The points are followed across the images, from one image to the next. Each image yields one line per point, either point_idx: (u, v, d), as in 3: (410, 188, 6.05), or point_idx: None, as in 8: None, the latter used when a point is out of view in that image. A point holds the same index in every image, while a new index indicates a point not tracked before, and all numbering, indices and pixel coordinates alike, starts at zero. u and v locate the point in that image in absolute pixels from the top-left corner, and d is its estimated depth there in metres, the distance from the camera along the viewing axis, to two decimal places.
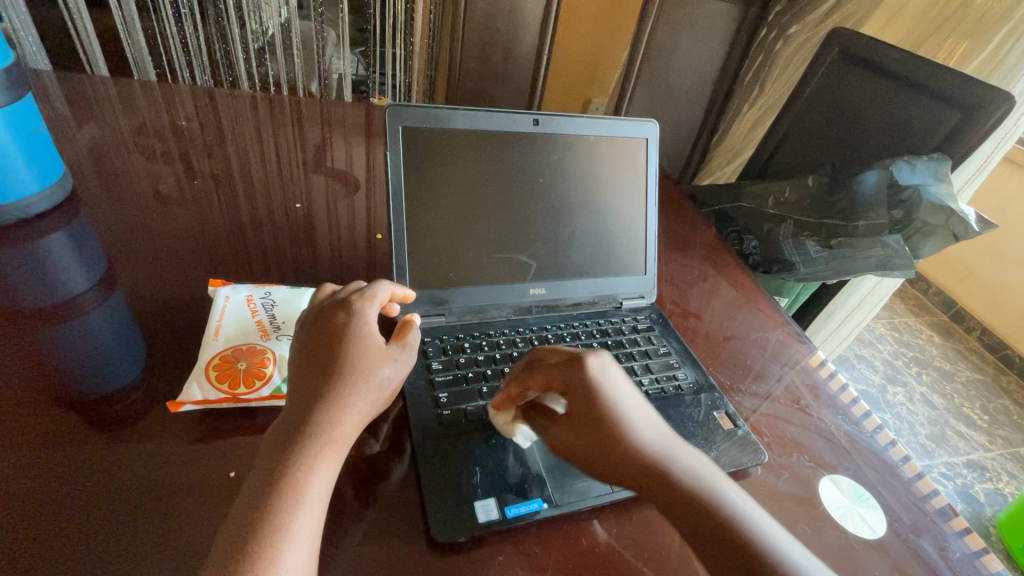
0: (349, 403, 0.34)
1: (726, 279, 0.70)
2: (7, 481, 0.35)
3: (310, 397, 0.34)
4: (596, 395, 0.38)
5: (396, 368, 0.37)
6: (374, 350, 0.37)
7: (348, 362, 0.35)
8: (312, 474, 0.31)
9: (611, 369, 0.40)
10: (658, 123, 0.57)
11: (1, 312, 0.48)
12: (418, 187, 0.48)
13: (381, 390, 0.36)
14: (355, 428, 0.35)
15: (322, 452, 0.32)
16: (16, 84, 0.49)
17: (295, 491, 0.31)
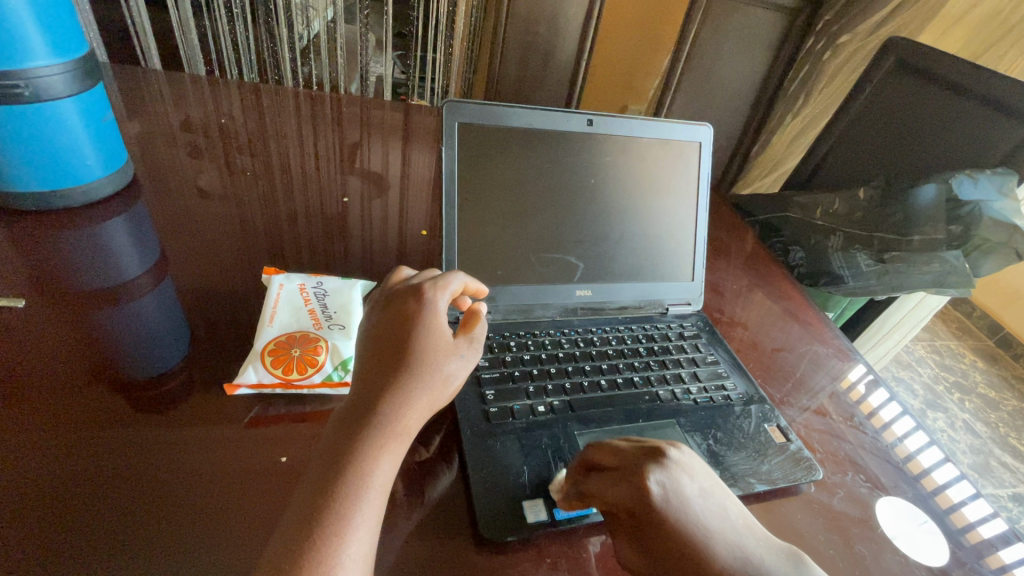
0: (415, 396, 0.34)
1: (771, 290, 0.68)
2: (67, 457, 0.37)
3: (378, 386, 0.34)
4: (666, 519, 0.32)
5: (461, 364, 0.37)
6: (441, 342, 0.36)
7: (418, 354, 0.35)
8: (377, 467, 0.31)
9: (677, 479, 0.34)
10: (712, 127, 0.56)
11: (62, 293, 0.50)
12: (470, 183, 0.48)
13: (446, 385, 0.36)
14: (418, 423, 0.34)
15: (387, 444, 0.32)
16: (88, 73, 0.51)
17: (358, 483, 0.30)
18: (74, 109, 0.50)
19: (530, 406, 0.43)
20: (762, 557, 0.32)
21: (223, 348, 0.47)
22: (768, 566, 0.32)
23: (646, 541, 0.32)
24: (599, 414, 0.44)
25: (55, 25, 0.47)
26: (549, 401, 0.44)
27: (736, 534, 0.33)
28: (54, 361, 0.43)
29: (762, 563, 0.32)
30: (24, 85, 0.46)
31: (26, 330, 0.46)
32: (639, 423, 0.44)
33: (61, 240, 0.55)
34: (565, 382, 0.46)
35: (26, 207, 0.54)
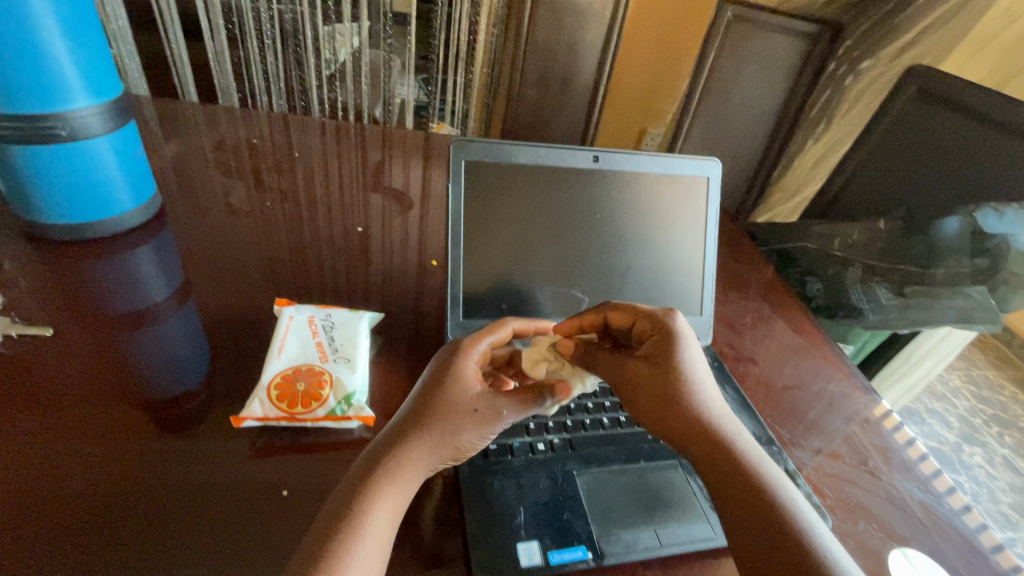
0: (424, 453, 0.36)
1: (786, 323, 0.67)
2: (88, 479, 0.39)
3: (399, 439, 0.36)
4: (671, 347, 0.41)
5: (477, 423, 0.38)
6: (467, 406, 0.38)
7: (441, 414, 0.37)
8: (373, 513, 0.33)
9: (688, 333, 0.43)
10: (721, 162, 0.56)
11: (92, 317, 0.53)
12: (476, 218, 0.49)
13: (455, 440, 0.37)
14: (421, 474, 0.36)
15: (389, 495, 0.34)
16: (122, 112, 0.54)
17: (355, 529, 0.32)
18: (107, 146, 0.53)
19: (530, 444, 0.43)
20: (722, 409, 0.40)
21: (237, 374, 0.49)
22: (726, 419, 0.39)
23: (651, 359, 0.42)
24: (600, 453, 0.44)
25: (91, 70, 0.50)
26: (549, 438, 0.44)
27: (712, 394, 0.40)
28: (78, 386, 0.46)
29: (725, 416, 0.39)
30: (61, 126, 0.49)
31: (55, 354, 0.48)
32: (641, 463, 0.44)
33: (91, 266, 0.58)
34: (566, 419, 0.46)
35: (60, 237, 0.57)
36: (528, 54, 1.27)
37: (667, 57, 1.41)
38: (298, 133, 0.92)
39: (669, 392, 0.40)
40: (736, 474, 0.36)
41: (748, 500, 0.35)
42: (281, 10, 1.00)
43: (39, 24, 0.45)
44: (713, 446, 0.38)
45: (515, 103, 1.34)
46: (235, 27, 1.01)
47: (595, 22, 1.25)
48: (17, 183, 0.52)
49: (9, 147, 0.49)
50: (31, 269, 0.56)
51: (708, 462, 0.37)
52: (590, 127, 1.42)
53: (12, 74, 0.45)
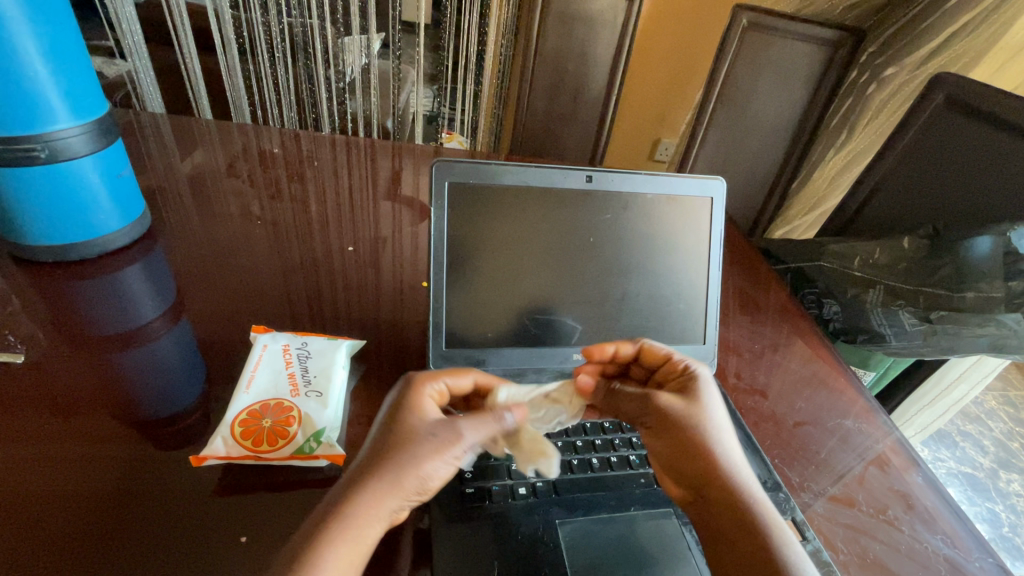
0: (380, 491, 0.32)
1: (799, 350, 0.62)
2: (60, 511, 0.37)
3: (352, 478, 0.33)
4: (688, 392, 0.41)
5: (434, 447, 0.35)
6: (422, 436, 0.35)
7: (395, 447, 0.34)
8: (324, 562, 0.30)
9: (709, 381, 0.42)
10: (725, 180, 0.53)
11: (77, 338, 0.52)
12: (460, 243, 0.46)
13: (412, 471, 0.34)
14: (380, 514, 0.32)
15: (336, 540, 0.30)
16: (106, 132, 0.54)
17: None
18: (90, 166, 0.53)
19: (510, 488, 0.40)
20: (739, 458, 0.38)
21: (212, 404, 0.47)
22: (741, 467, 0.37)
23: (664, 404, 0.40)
24: (586, 499, 0.40)
25: (71, 91, 0.49)
26: (532, 481, 0.41)
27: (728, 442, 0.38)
28: (55, 409, 0.44)
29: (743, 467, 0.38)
30: (41, 148, 0.49)
31: (36, 375, 0.47)
32: (630, 511, 0.40)
33: (84, 286, 0.57)
34: None
35: (45, 258, 0.56)
36: (537, 64, 1.24)
37: (681, 65, 1.37)
38: (300, 145, 0.91)
39: (687, 442, 0.38)
40: (745, 524, 0.35)
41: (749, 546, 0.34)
42: (292, 23, 0.95)
43: (17, 46, 0.44)
44: (722, 495, 0.36)
45: (525, 113, 1.32)
46: (246, 41, 0.96)
47: (606, 31, 1.22)
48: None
49: None
50: (24, 290, 0.55)
51: (719, 513, 0.36)
52: (601, 137, 1.39)
53: None
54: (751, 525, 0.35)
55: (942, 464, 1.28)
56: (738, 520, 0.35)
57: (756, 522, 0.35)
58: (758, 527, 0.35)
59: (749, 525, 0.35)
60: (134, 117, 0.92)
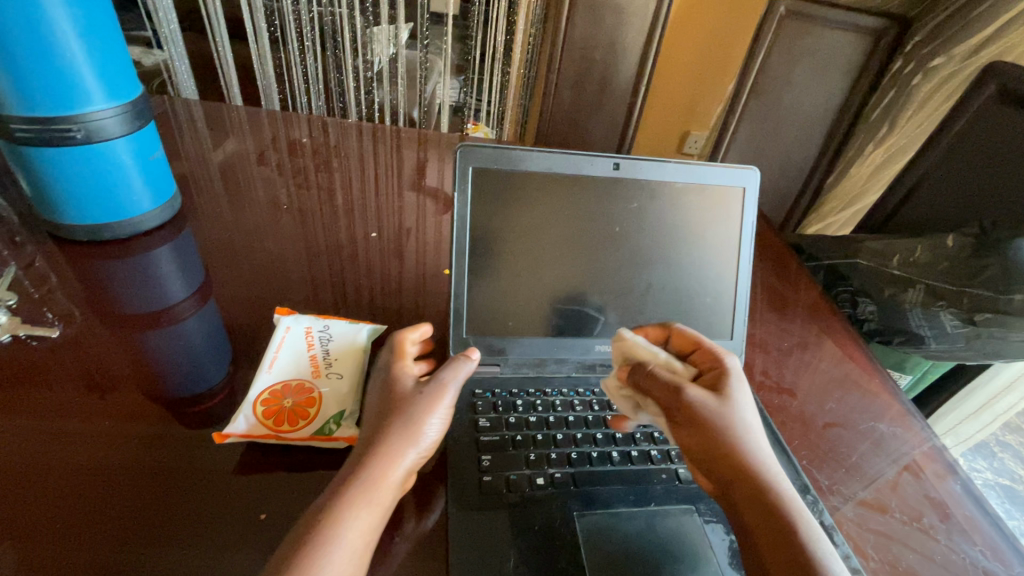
0: (395, 450, 0.34)
1: (831, 350, 0.60)
2: (91, 479, 0.38)
3: (364, 445, 0.35)
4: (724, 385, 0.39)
5: (428, 399, 0.38)
6: (415, 395, 0.38)
7: (397, 409, 0.37)
8: (347, 519, 0.31)
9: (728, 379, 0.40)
10: (759, 170, 0.51)
11: (112, 315, 0.53)
12: (482, 229, 0.46)
13: (417, 424, 0.36)
14: (396, 477, 0.34)
15: (360, 499, 0.32)
16: (139, 114, 0.55)
17: (325, 540, 0.30)
18: (124, 148, 0.54)
19: (528, 478, 0.39)
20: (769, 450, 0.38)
21: (237, 384, 0.47)
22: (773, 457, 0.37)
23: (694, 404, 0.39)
24: (606, 492, 0.39)
25: (107, 73, 0.50)
26: (551, 472, 0.40)
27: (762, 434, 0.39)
28: (89, 382, 0.46)
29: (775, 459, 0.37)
30: (77, 129, 0.50)
31: (70, 351, 0.49)
32: (651, 507, 0.39)
33: (117, 266, 0.59)
34: (571, 451, 0.41)
35: (80, 237, 0.58)
36: (565, 53, 1.22)
37: (714, 55, 1.33)
38: (325, 133, 0.91)
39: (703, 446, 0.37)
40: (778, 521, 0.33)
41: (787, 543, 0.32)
42: (322, 12, 0.95)
43: (55, 27, 0.45)
44: (755, 488, 0.35)
45: (551, 105, 1.30)
46: (278, 30, 0.97)
47: (637, 20, 1.19)
48: (36, 184, 0.53)
49: (27, 149, 0.50)
50: (61, 269, 0.57)
51: (755, 506, 0.34)
52: (628, 129, 1.37)
53: (30, 81, 0.47)
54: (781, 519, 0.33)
55: (977, 475, 1.23)
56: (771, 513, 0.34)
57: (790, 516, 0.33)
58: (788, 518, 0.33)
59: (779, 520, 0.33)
60: (167, 105, 0.93)
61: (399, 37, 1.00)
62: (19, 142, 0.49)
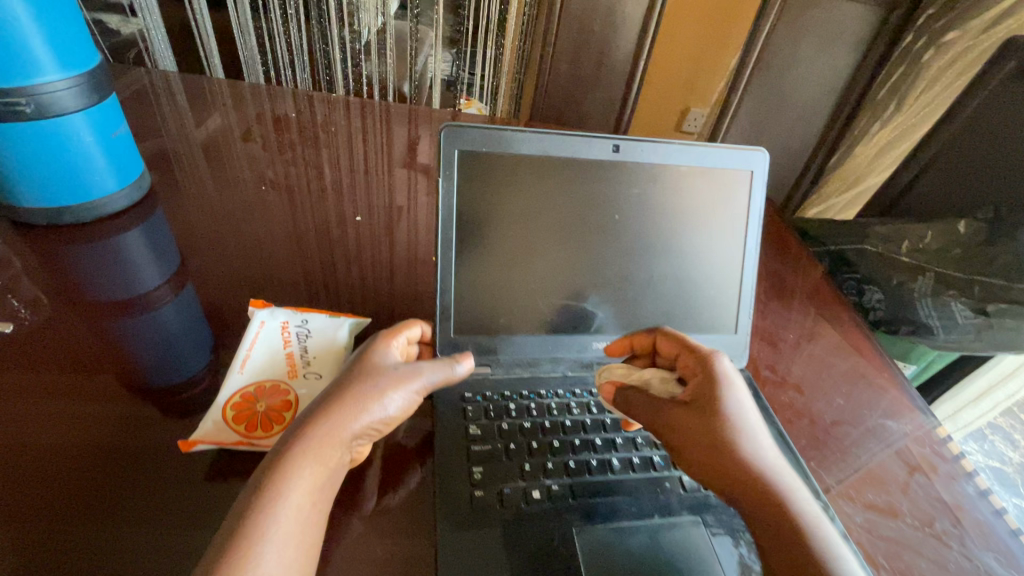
0: (350, 413, 0.33)
1: (838, 343, 0.57)
2: (56, 475, 0.35)
3: (318, 405, 0.33)
4: (722, 392, 0.38)
5: (397, 377, 0.36)
6: (382, 368, 0.36)
7: (359, 376, 0.35)
8: (288, 478, 0.29)
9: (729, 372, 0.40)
10: (769, 152, 0.47)
11: (81, 301, 0.50)
12: (471, 217, 0.42)
13: (376, 397, 0.34)
14: (342, 441, 0.32)
15: (304, 457, 0.30)
16: (97, 86, 0.50)
17: (269, 501, 0.29)
18: (81, 123, 0.49)
19: (523, 491, 0.36)
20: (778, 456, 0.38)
21: (213, 377, 0.44)
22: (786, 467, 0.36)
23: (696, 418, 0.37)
24: (608, 506, 0.37)
25: (58, 40, 0.46)
26: (547, 484, 0.37)
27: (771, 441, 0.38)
28: (49, 373, 0.42)
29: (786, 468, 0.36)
30: (26, 103, 0.45)
31: (36, 338, 0.45)
32: (655, 519, 0.37)
33: (86, 249, 0.55)
34: (568, 460, 0.39)
35: (40, 220, 0.54)
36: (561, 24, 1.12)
37: (717, 26, 1.27)
38: (311, 107, 0.86)
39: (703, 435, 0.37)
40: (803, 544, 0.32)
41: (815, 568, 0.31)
42: None
43: None
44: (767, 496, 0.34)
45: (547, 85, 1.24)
46: None
47: None
48: None
49: None
50: (23, 253, 0.53)
51: (776, 528, 0.33)
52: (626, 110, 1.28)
53: None
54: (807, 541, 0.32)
55: (969, 457, 1.23)
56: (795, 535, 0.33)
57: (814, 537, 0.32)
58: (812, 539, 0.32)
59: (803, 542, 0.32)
60: (143, 77, 0.88)
61: (387, 7, 0.94)
62: None
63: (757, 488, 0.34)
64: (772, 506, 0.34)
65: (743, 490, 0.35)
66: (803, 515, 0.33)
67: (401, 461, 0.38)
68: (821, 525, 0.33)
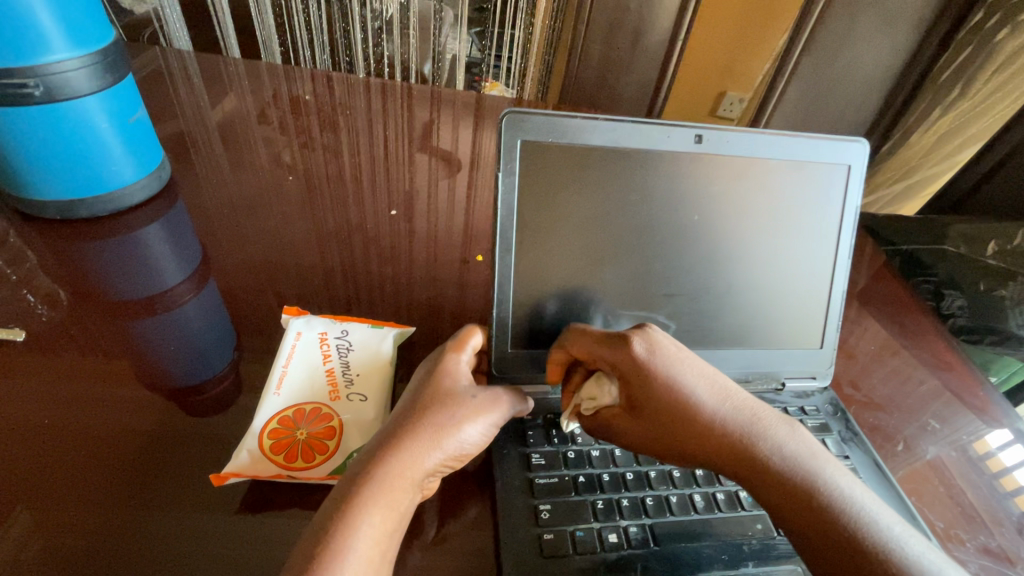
0: (426, 450, 0.29)
1: (922, 355, 0.52)
2: (79, 502, 0.32)
3: (389, 435, 0.29)
4: (652, 380, 0.32)
5: (473, 407, 0.32)
6: (457, 393, 0.32)
7: (431, 403, 0.31)
8: (360, 526, 0.26)
9: (652, 351, 0.33)
10: (868, 143, 0.41)
11: (98, 299, 0.46)
12: (533, 218, 0.37)
13: (452, 430, 0.30)
14: (415, 481, 0.29)
15: (378, 502, 0.27)
16: (113, 66, 0.46)
17: (337, 555, 0.25)
18: (95, 107, 0.45)
19: (598, 534, 0.32)
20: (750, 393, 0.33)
21: (241, 371, 0.41)
22: (754, 410, 0.32)
23: (639, 409, 0.33)
24: (696, 554, 0.32)
25: (68, 14, 0.41)
26: (624, 526, 0.33)
27: (729, 387, 0.33)
28: (66, 384, 0.39)
29: (755, 409, 0.32)
30: (34, 85, 0.41)
31: (53, 340, 0.42)
32: (747, 569, 0.32)
33: (103, 242, 0.51)
34: (646, 496, 0.34)
35: (54, 215, 0.50)
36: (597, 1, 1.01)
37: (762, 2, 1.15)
38: (331, 90, 0.81)
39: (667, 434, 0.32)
40: (801, 495, 0.29)
41: (820, 519, 0.28)
42: None
43: None
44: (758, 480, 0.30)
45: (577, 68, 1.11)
46: None
47: None
48: None
49: None
50: (36, 246, 0.50)
51: (767, 486, 0.30)
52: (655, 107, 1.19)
53: None
54: (803, 490, 0.29)
55: None
56: (787, 488, 0.29)
57: (807, 483, 0.29)
58: (810, 486, 0.29)
59: (798, 489, 0.29)
60: (157, 56, 0.83)
61: None
62: None
63: (730, 455, 0.31)
64: (753, 466, 0.30)
65: (718, 459, 0.31)
66: (783, 460, 0.30)
67: (459, 495, 0.34)
68: (813, 463, 0.30)
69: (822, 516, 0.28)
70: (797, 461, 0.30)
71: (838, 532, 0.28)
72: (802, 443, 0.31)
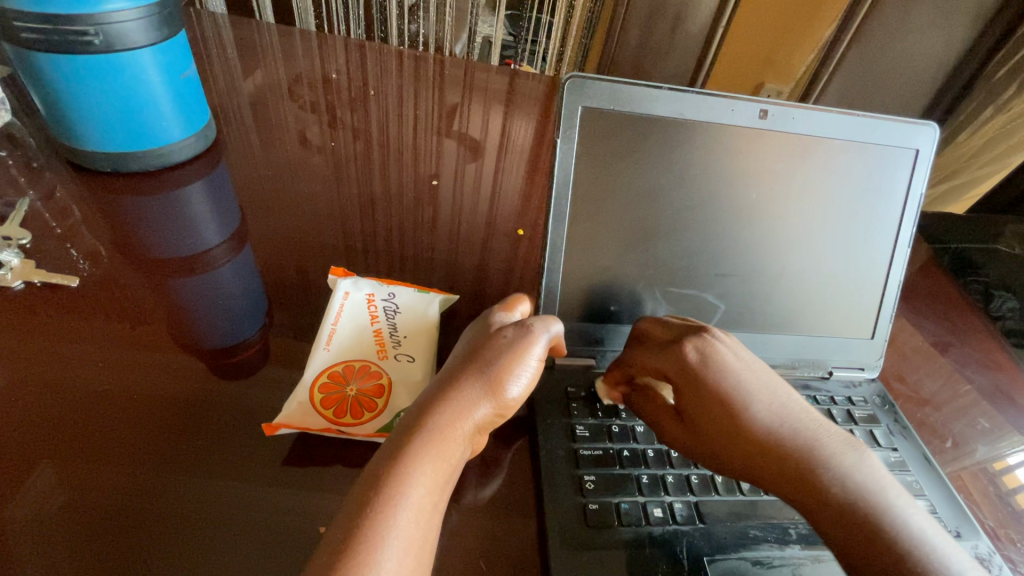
0: (467, 398, 0.29)
1: (972, 354, 0.51)
2: (126, 451, 0.33)
3: (433, 390, 0.29)
4: (705, 386, 0.32)
5: (510, 349, 0.31)
6: (495, 340, 0.31)
7: (471, 357, 0.31)
8: (410, 474, 0.26)
9: (708, 358, 0.33)
10: (939, 128, 0.39)
11: (141, 256, 0.47)
12: (586, 189, 0.36)
13: (493, 375, 0.29)
14: (463, 431, 0.28)
15: (427, 452, 0.27)
16: (169, 20, 0.46)
17: (389, 501, 0.25)
18: (148, 60, 0.45)
19: (643, 508, 0.32)
20: (814, 415, 0.32)
21: (271, 339, 0.41)
22: (816, 432, 0.31)
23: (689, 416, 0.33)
24: (741, 534, 0.32)
25: None
26: (669, 502, 0.32)
27: (790, 404, 0.32)
28: (104, 343, 0.39)
29: (815, 426, 0.31)
30: (94, 33, 0.41)
31: (101, 293, 0.43)
32: (794, 552, 0.32)
33: (145, 200, 0.51)
34: (691, 474, 0.34)
35: (104, 168, 0.50)
36: None
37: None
38: (365, 67, 0.80)
39: (717, 434, 0.32)
40: (856, 516, 0.28)
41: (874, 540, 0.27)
42: None
43: None
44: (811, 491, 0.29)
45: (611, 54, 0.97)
46: None
47: None
48: (49, 99, 0.45)
49: (36, 53, 0.42)
50: (83, 201, 0.50)
51: (823, 505, 0.29)
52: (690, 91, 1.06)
53: None
54: (859, 510, 0.28)
55: None
56: (841, 507, 0.28)
57: (867, 511, 0.28)
58: (872, 510, 0.28)
59: (858, 509, 0.28)
60: (195, 25, 0.83)
61: None
62: (25, 44, 0.41)
63: (787, 474, 0.30)
64: (803, 480, 0.29)
65: (766, 473, 0.30)
66: (842, 481, 0.29)
67: (503, 459, 0.34)
68: (872, 482, 0.29)
69: (878, 537, 0.27)
70: (853, 479, 0.29)
71: (893, 561, 0.26)
72: (863, 465, 0.30)
